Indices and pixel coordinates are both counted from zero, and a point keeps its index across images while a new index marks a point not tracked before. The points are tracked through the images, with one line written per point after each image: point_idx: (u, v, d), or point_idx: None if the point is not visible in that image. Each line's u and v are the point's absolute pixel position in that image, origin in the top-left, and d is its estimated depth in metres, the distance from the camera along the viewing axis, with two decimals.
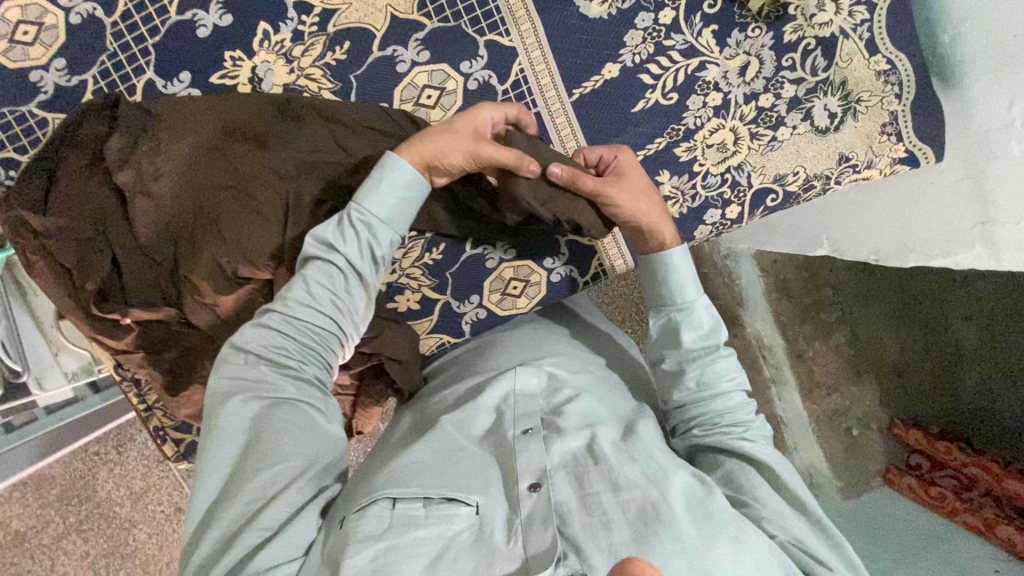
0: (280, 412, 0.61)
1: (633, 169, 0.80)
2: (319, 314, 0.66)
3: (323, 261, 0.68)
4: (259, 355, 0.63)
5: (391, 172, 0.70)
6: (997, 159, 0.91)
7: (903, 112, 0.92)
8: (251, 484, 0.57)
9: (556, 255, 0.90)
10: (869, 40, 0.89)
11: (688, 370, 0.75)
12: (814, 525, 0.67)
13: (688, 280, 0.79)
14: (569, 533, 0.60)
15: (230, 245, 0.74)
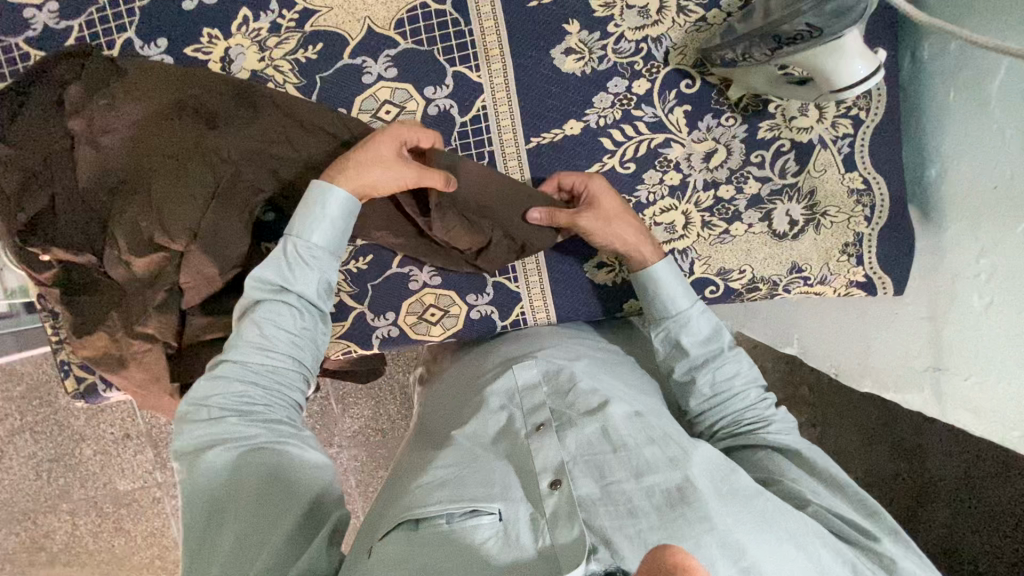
0: (258, 453, 0.64)
1: (608, 193, 0.80)
2: (278, 351, 0.69)
3: (274, 302, 0.70)
4: (223, 408, 0.66)
5: (331, 203, 0.72)
6: (959, 308, 0.86)
7: (869, 236, 0.88)
8: (256, 518, 0.62)
9: (480, 293, 0.90)
10: (847, 156, 0.86)
11: (700, 378, 0.78)
12: (857, 500, 0.68)
13: (679, 291, 0.80)
14: (595, 526, 0.61)
15: (155, 213, 0.75)
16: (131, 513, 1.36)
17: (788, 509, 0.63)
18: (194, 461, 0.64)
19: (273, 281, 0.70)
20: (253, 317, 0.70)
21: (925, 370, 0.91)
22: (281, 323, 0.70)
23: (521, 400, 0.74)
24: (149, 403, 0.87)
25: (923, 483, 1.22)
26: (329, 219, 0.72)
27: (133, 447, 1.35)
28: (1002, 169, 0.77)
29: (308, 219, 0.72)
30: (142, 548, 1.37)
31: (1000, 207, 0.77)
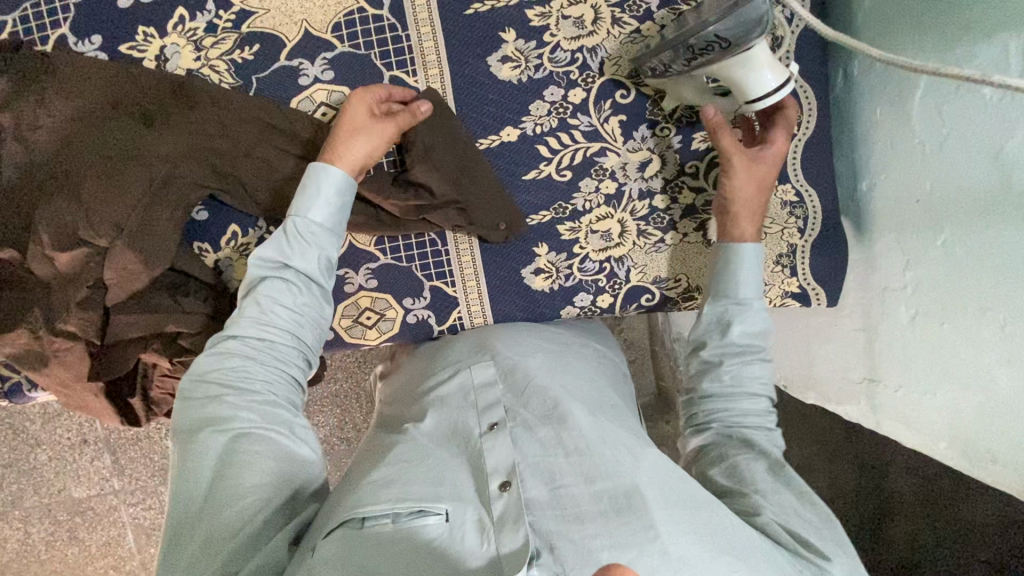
0: (243, 444, 0.62)
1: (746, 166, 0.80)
2: (274, 329, 0.69)
3: (279, 278, 0.70)
4: (221, 384, 0.66)
5: (330, 182, 0.73)
6: (889, 320, 0.86)
7: (802, 248, 0.90)
8: (222, 514, 0.59)
9: (417, 297, 0.89)
10: (780, 168, 0.88)
11: (727, 363, 0.75)
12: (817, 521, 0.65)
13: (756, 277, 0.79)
14: (541, 529, 0.60)
15: (81, 208, 0.74)
16: (83, 521, 1.34)
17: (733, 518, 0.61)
18: (186, 442, 0.63)
19: (275, 259, 0.70)
20: (254, 295, 0.70)
21: (862, 381, 0.92)
22: (280, 302, 0.70)
23: (475, 398, 0.73)
24: (72, 404, 0.84)
25: (893, 503, 1.17)
26: (330, 197, 0.73)
27: (89, 454, 1.32)
28: (922, 184, 0.78)
29: (308, 197, 0.73)
30: (95, 556, 1.35)
31: (921, 221, 0.79)
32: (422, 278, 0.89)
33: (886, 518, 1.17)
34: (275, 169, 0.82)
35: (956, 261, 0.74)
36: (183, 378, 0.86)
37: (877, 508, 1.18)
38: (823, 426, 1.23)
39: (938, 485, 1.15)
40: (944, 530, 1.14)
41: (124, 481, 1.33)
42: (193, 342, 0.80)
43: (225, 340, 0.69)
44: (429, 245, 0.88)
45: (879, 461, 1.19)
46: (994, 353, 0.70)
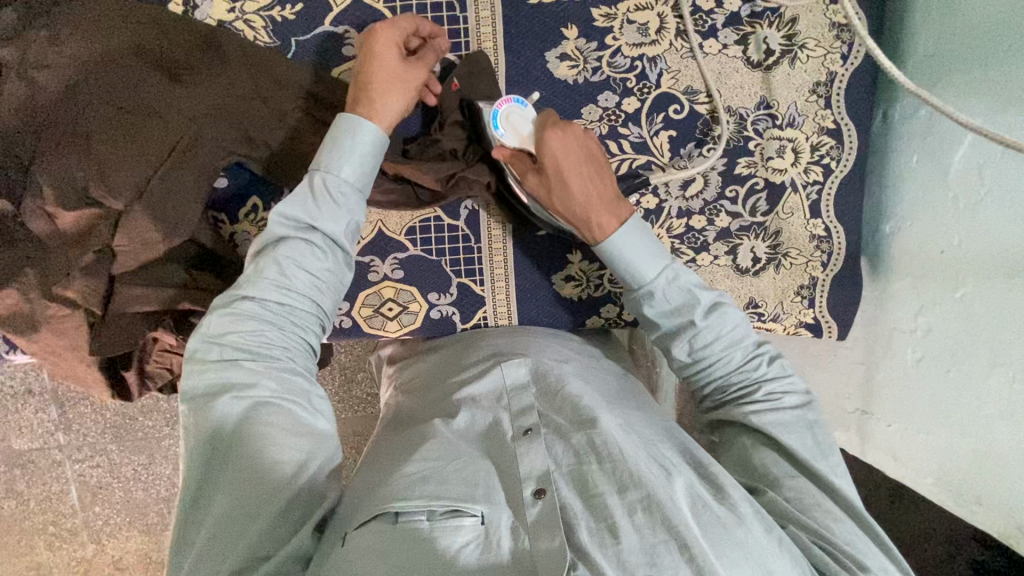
0: (265, 408, 0.60)
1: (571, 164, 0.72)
2: (297, 293, 0.66)
3: (301, 243, 0.67)
4: (237, 346, 0.62)
5: (365, 137, 0.69)
6: (892, 358, 0.90)
7: (822, 281, 0.91)
8: (235, 486, 0.58)
9: (443, 292, 0.86)
10: (814, 202, 0.89)
11: (675, 348, 0.72)
12: (847, 526, 0.60)
13: (640, 258, 0.72)
14: (576, 541, 0.55)
15: (93, 162, 0.67)
16: (25, 474, 1.26)
17: (764, 538, 0.55)
18: (202, 402, 0.60)
19: (301, 220, 0.66)
20: (274, 254, 0.66)
21: (855, 412, 0.96)
22: (303, 264, 0.66)
23: (508, 401, 0.72)
24: (58, 371, 0.78)
25: None
26: (362, 157, 0.69)
27: (35, 405, 1.23)
28: (949, 236, 0.81)
29: (340, 154, 0.68)
30: (36, 512, 1.28)
31: (944, 273, 0.82)
32: (450, 274, 0.86)
33: None
34: (311, 144, 0.76)
35: (974, 315, 0.77)
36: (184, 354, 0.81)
37: None
38: None
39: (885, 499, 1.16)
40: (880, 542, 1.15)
41: (72, 435, 1.25)
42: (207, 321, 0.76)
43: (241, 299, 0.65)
44: (461, 241, 0.85)
45: None
46: (1001, 405, 0.74)
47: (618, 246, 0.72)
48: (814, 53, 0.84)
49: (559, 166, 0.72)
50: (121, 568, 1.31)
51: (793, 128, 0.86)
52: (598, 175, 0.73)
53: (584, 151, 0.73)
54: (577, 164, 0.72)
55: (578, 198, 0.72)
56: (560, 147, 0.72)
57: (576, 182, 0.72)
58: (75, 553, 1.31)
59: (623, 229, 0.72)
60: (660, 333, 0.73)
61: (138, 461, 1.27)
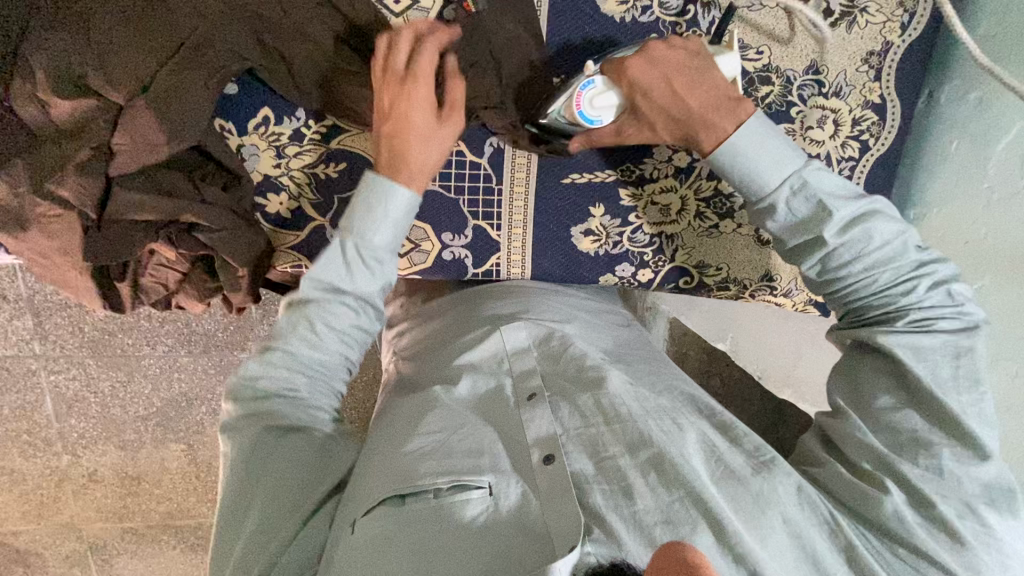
0: (286, 453, 0.60)
1: (656, 71, 0.66)
2: (327, 352, 0.65)
3: (330, 298, 0.65)
4: (268, 393, 0.63)
5: (398, 205, 0.66)
6: None
7: None
8: (255, 515, 0.58)
9: (458, 233, 0.83)
10: (845, 178, 0.86)
11: (809, 262, 0.66)
12: (928, 458, 0.57)
13: (760, 169, 0.65)
14: (591, 504, 0.56)
15: (93, 49, 0.61)
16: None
17: (780, 491, 0.57)
18: (235, 449, 0.62)
19: (330, 279, 0.64)
20: (304, 309, 0.65)
21: None
22: (332, 322, 0.65)
23: (510, 365, 0.70)
24: (47, 276, 0.74)
25: None
26: (399, 218, 0.66)
27: (10, 311, 1.17)
28: (975, 228, 0.81)
29: (370, 217, 0.65)
30: (10, 420, 1.25)
31: (962, 264, 0.82)
32: (466, 215, 0.82)
33: None
34: (329, 57, 0.69)
35: (986, 307, 0.79)
36: (181, 272, 0.77)
37: None
38: None
39: None
40: None
41: (49, 345, 1.20)
42: (208, 239, 0.71)
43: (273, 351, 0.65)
44: (482, 181, 0.81)
45: None
46: (997, 396, 0.77)
47: (733, 159, 0.66)
48: (874, 18, 0.79)
49: (655, 99, 0.67)
50: (95, 480, 1.32)
51: (837, 98, 0.82)
52: (706, 87, 0.66)
53: (681, 66, 0.66)
54: (671, 85, 0.66)
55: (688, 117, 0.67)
56: (644, 75, 0.66)
57: (675, 105, 0.67)
58: (50, 462, 1.30)
59: (738, 134, 0.65)
60: (787, 249, 0.67)
61: (116, 378, 1.24)
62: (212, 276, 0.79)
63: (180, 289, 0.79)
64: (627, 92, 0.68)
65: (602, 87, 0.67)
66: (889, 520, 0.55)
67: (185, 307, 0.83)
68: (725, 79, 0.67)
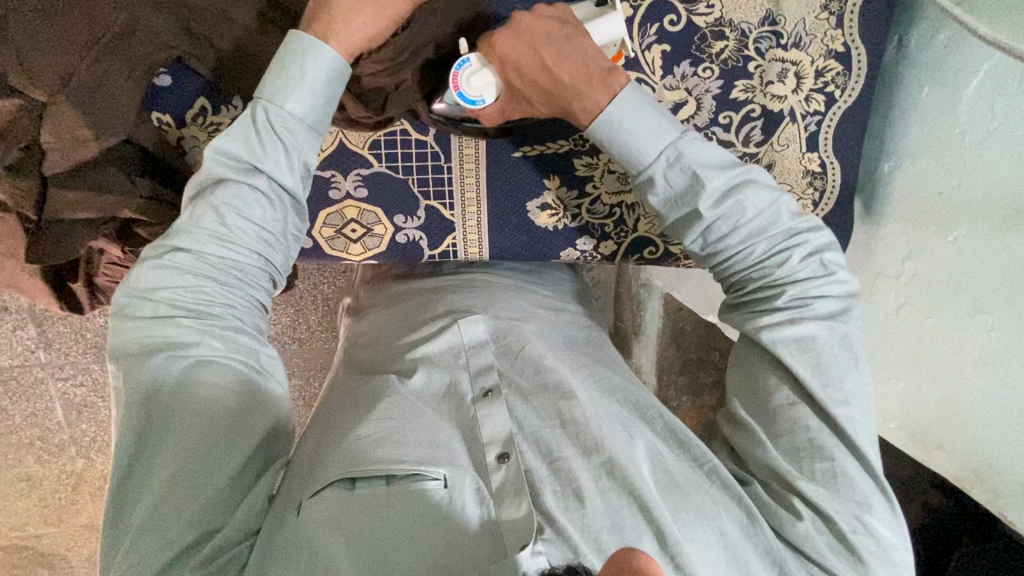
0: (204, 371, 0.58)
1: (521, 42, 0.63)
2: (240, 249, 0.61)
3: (241, 184, 0.60)
4: (174, 305, 0.59)
5: (316, 67, 0.61)
6: (875, 304, 0.87)
7: (811, 222, 0.87)
8: (174, 447, 0.56)
9: (410, 215, 0.82)
10: (812, 134, 0.82)
11: (690, 239, 0.66)
12: (832, 469, 0.59)
13: (637, 144, 0.63)
14: (541, 503, 0.57)
15: (12, 47, 0.60)
16: (7, 390, 1.25)
17: (726, 498, 0.59)
18: (134, 372, 0.57)
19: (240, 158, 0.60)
20: (210, 200, 0.61)
21: None
22: (244, 213, 0.61)
23: (467, 360, 0.68)
24: (2, 281, 0.75)
25: None
26: (314, 88, 0.61)
27: (13, 321, 1.20)
28: (949, 177, 0.76)
29: (284, 81, 0.60)
30: (23, 426, 1.28)
31: (936, 216, 0.78)
32: (417, 196, 0.81)
33: None
34: (257, 41, 0.67)
35: (963, 259, 0.75)
36: (135, 270, 0.78)
37: None
38: None
39: None
40: None
41: (54, 352, 1.22)
42: (152, 234, 0.72)
43: (174, 252, 0.60)
44: (430, 160, 0.79)
45: None
46: (974, 352, 0.74)
47: (610, 134, 0.63)
48: None
49: (526, 72, 0.63)
50: (109, 482, 1.36)
51: (798, 50, 0.79)
52: (575, 57, 0.63)
53: (546, 39, 0.63)
54: (541, 57, 0.63)
55: (557, 83, 0.63)
56: (510, 46, 0.63)
57: (546, 74, 0.63)
58: (64, 466, 1.33)
59: (611, 103, 0.63)
60: (669, 225, 0.67)
61: None
62: None
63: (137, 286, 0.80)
64: (500, 68, 0.64)
65: (476, 66, 0.63)
66: (797, 539, 0.58)
67: None
68: (597, 48, 0.63)
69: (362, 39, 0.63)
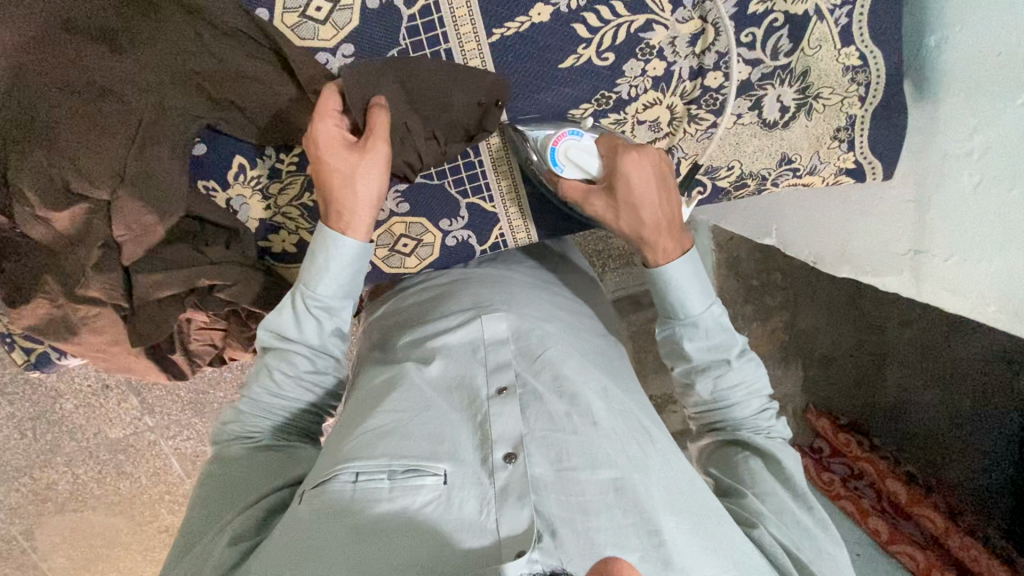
0: (255, 466, 0.66)
1: (638, 185, 0.70)
2: (288, 396, 0.70)
3: (284, 350, 0.69)
4: (238, 432, 0.70)
5: (342, 255, 0.67)
6: (946, 188, 0.82)
7: (861, 119, 0.82)
8: (215, 501, 0.63)
9: (454, 217, 0.83)
10: (845, 28, 0.77)
11: (702, 380, 0.73)
12: (806, 531, 0.65)
13: (694, 292, 0.71)
14: (545, 512, 0.56)
15: (63, 155, 0.65)
16: (128, 457, 1.34)
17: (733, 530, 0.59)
18: (209, 463, 0.69)
19: (282, 331, 0.68)
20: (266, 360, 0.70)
21: (906, 253, 0.88)
22: (290, 371, 0.69)
23: (484, 355, 0.69)
24: (112, 366, 0.82)
25: (891, 355, 1.21)
26: (340, 271, 0.67)
27: (115, 396, 1.29)
28: (1008, 34, 0.71)
29: (315, 270, 0.67)
30: (149, 486, 1.37)
31: (1001, 79, 0.72)
32: (457, 196, 0.82)
33: (887, 370, 1.22)
34: (274, 93, 0.69)
35: None
36: (221, 329, 0.83)
37: (879, 363, 1.23)
38: (831, 291, 1.27)
39: (933, 331, 1.15)
40: (935, 373, 1.16)
41: (158, 416, 1.32)
42: (226, 296, 0.75)
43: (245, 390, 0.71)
44: (462, 158, 0.80)
45: (880, 317, 1.21)
46: None
47: (675, 276, 0.71)
48: None
49: (631, 196, 0.70)
50: None
51: None
52: (666, 207, 0.72)
53: (657, 181, 0.71)
54: (649, 200, 0.71)
55: (648, 223, 0.71)
56: (637, 170, 0.70)
57: (649, 208, 0.71)
58: None
59: (684, 260, 0.72)
60: (686, 368, 0.74)
61: None
62: (246, 327, 0.82)
63: (227, 344, 0.85)
64: (608, 175, 0.72)
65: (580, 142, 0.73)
66: None
67: (239, 358, 0.89)
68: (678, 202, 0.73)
69: (372, 211, 0.67)
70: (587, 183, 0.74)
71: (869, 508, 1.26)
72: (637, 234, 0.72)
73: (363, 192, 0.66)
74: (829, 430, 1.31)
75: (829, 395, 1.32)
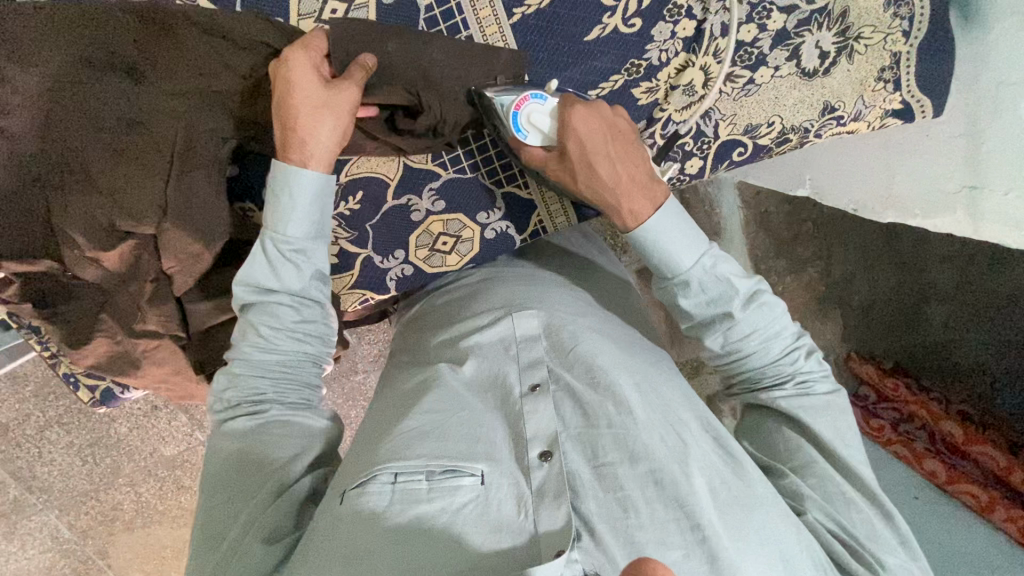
0: (265, 432, 0.62)
1: (592, 135, 0.68)
2: (280, 351, 0.65)
3: (266, 303, 0.65)
4: (237, 401, 0.64)
5: (305, 192, 0.63)
6: (1002, 117, 0.77)
7: (907, 54, 0.78)
8: (236, 492, 0.58)
9: (491, 209, 0.81)
10: None
11: (711, 337, 0.69)
12: (866, 517, 0.61)
13: (678, 247, 0.67)
14: (582, 510, 0.54)
15: (107, 195, 0.64)
16: (186, 474, 1.35)
17: (782, 526, 0.56)
18: (211, 444, 0.63)
19: (260, 282, 0.64)
20: (250, 319, 0.66)
21: (960, 190, 0.84)
22: (276, 323, 0.65)
23: (517, 351, 0.67)
24: (174, 394, 0.84)
25: (935, 293, 1.16)
26: (306, 208, 0.64)
27: (166, 416, 1.32)
28: None
29: (283, 211, 0.63)
30: None
31: None
32: (491, 187, 0.80)
33: (929, 308, 1.17)
34: None
35: None
36: None
37: (919, 301, 1.19)
38: (863, 237, 1.25)
39: (975, 264, 1.11)
40: (982, 306, 1.11)
41: None
42: None
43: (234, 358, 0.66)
44: (492, 147, 0.78)
45: (919, 257, 1.17)
46: None
47: (654, 233, 0.68)
48: None
49: (585, 147, 0.68)
50: None
51: None
52: (630, 164, 0.69)
53: (612, 135, 0.69)
54: (608, 152, 0.68)
55: (608, 179, 0.69)
56: (585, 125, 0.68)
57: (605, 165, 0.68)
58: None
59: (656, 215, 0.68)
60: (688, 323, 0.71)
61: None
62: None
63: None
64: (562, 133, 0.69)
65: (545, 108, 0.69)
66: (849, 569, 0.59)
67: None
68: (649, 160, 0.71)
69: (330, 153, 0.64)
70: (546, 151, 0.71)
71: (923, 450, 1.16)
72: (598, 185, 0.69)
73: (324, 129, 0.63)
74: (875, 377, 1.25)
75: (865, 338, 1.30)
